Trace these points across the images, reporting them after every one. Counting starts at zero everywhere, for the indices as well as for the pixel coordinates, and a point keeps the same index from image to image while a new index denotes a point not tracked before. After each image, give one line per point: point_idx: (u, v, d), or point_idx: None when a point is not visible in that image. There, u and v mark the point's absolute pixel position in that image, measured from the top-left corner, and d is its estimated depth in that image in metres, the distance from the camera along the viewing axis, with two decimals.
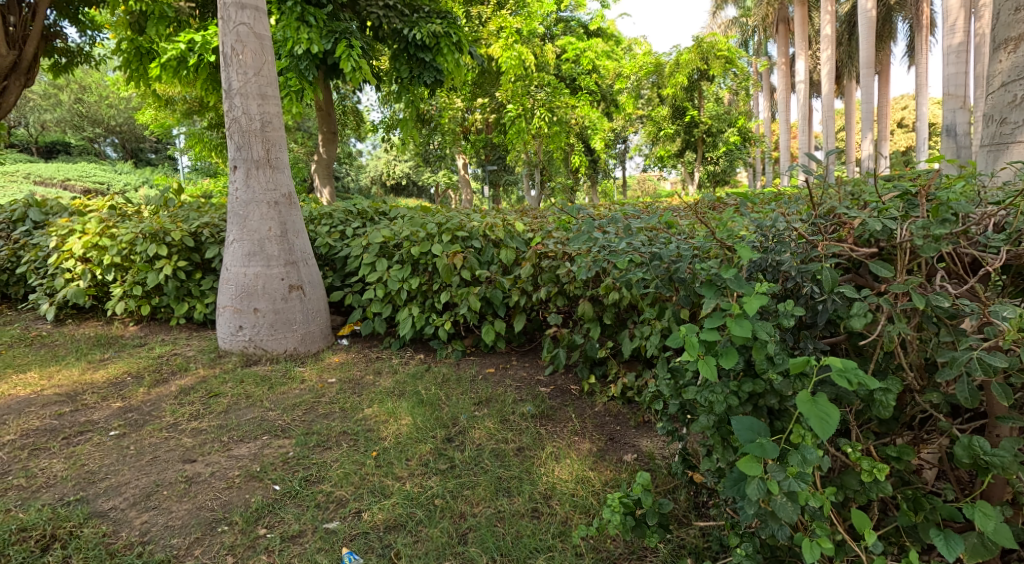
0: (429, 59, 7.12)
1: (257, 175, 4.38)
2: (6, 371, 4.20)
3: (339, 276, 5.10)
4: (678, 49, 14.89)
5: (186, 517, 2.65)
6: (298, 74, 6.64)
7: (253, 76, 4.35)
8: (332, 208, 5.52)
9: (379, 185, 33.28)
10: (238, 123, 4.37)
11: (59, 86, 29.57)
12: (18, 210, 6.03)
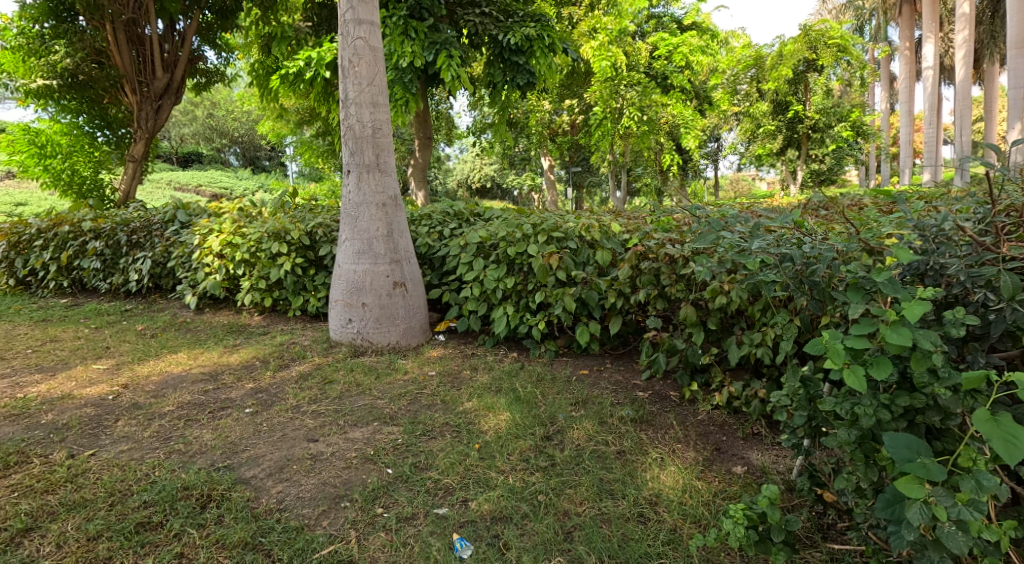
0: (523, 62, 7.10)
1: (368, 179, 4.63)
2: (160, 352, 4.70)
3: (436, 274, 5.20)
4: (782, 40, 14.01)
5: (314, 490, 2.85)
6: (402, 87, 6.77)
7: (366, 86, 4.59)
8: (430, 209, 5.67)
9: (466, 189, 34.02)
10: (351, 131, 4.62)
11: (195, 104, 32.89)
12: (169, 213, 6.75)
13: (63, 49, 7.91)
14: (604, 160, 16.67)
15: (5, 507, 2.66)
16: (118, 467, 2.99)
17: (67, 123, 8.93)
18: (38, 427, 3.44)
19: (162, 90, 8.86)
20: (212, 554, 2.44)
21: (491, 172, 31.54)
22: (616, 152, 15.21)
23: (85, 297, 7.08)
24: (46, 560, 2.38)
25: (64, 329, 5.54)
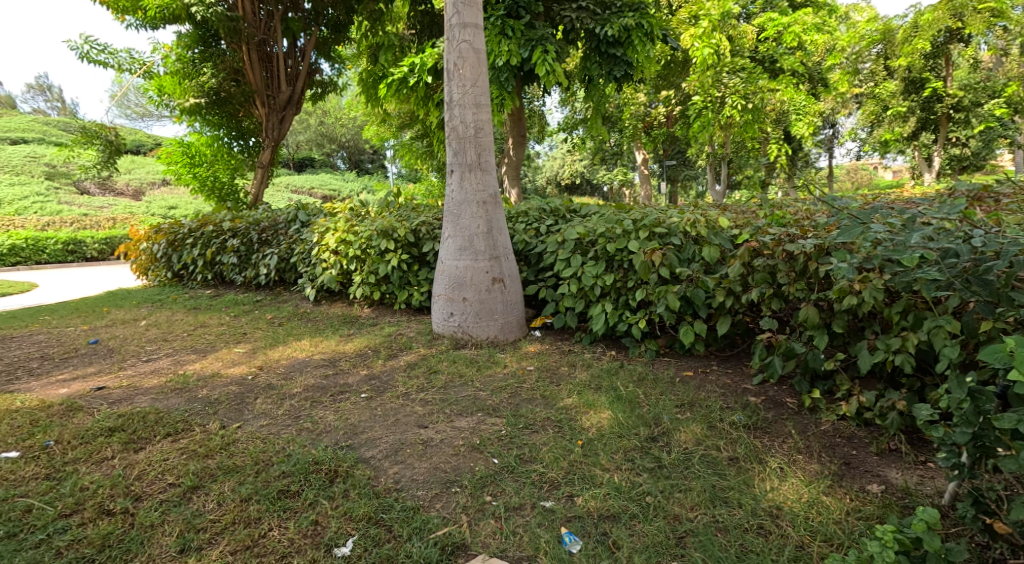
0: (620, 54, 6.97)
1: (469, 178, 4.58)
2: (287, 339, 5.07)
3: (532, 271, 5.08)
4: (914, 10, 12.54)
5: (427, 474, 2.96)
6: (498, 86, 6.77)
7: (470, 87, 4.51)
8: (527, 206, 5.57)
9: (553, 186, 33.82)
10: (455, 131, 4.58)
11: (309, 113, 35.15)
12: (292, 214, 7.30)
13: (209, 70, 8.66)
14: (703, 153, 15.93)
15: (173, 467, 3.00)
16: (261, 439, 3.28)
17: (207, 135, 9.53)
18: (193, 401, 3.84)
19: (285, 101, 9.48)
20: (341, 525, 2.61)
21: (581, 168, 30.98)
22: (719, 142, 14.57)
23: (223, 288, 7.79)
24: (207, 516, 2.67)
25: (209, 316, 6.15)
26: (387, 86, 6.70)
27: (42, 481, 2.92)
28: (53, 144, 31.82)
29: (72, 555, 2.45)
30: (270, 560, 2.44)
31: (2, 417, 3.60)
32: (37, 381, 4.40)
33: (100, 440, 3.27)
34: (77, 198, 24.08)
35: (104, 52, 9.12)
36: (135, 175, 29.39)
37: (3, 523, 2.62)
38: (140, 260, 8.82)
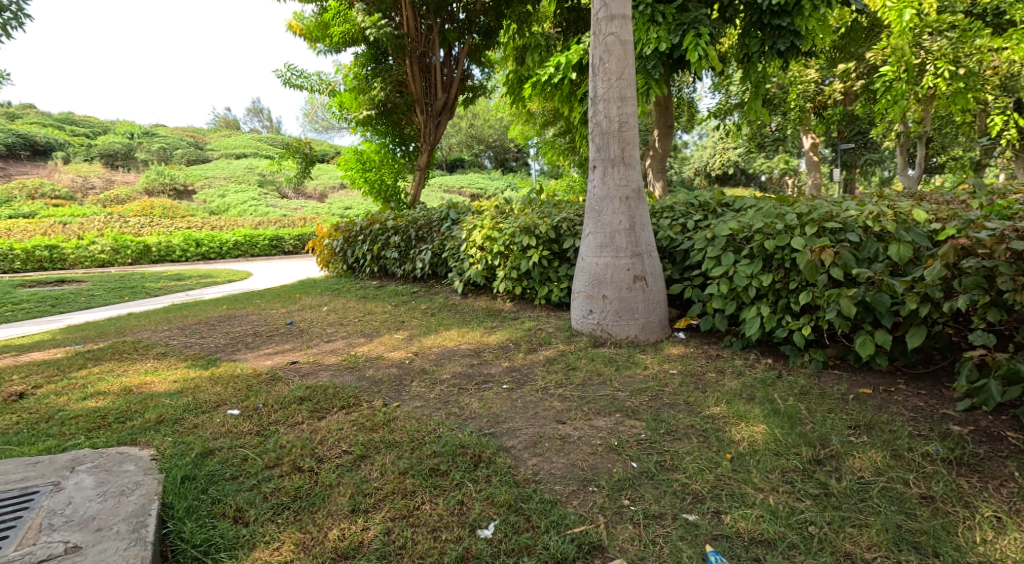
0: (787, 25, 6.20)
1: (612, 173, 4.43)
2: (439, 328, 5.32)
3: (677, 269, 4.81)
4: None
5: (566, 469, 2.93)
6: (645, 75, 6.50)
7: (615, 80, 4.36)
8: (673, 200, 5.28)
9: (705, 176, 32.09)
10: (599, 127, 4.45)
11: (461, 116, 36.82)
12: (444, 211, 7.63)
13: (379, 84, 9.08)
14: (893, 132, 14.05)
15: (345, 437, 3.26)
16: (415, 419, 3.46)
17: (376, 142, 10.17)
18: (361, 379, 4.19)
19: (441, 107, 9.80)
20: (484, 509, 2.67)
21: (736, 157, 29.00)
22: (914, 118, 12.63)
23: (387, 280, 8.35)
24: (372, 483, 2.86)
25: (375, 304, 6.66)
26: (532, 86, 6.56)
27: (256, 436, 3.32)
28: (260, 156, 36.80)
29: (272, 502, 2.75)
30: (423, 532, 2.56)
31: (228, 381, 4.21)
32: (252, 352, 5.11)
33: (295, 406, 3.68)
34: (279, 202, 27.65)
35: (300, 77, 10.23)
36: (319, 179, 33.00)
37: (229, 466, 3.01)
38: (323, 254, 9.88)
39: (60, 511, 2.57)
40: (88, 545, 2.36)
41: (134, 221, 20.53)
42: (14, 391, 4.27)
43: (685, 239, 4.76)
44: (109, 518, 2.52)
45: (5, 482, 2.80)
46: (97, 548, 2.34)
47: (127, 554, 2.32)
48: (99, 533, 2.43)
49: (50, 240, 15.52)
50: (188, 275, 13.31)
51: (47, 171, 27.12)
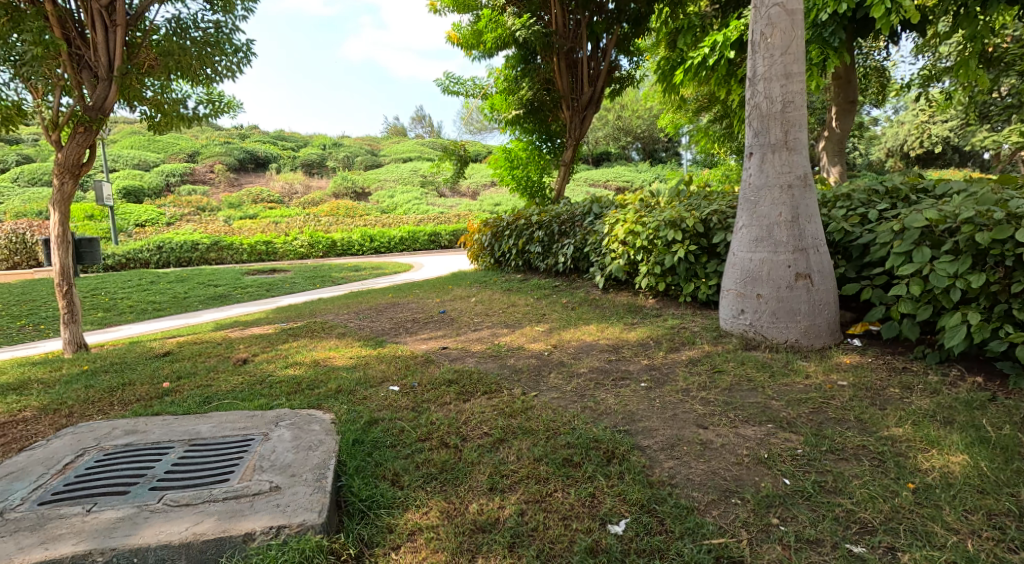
0: None
1: (773, 159, 4.03)
2: (578, 322, 5.23)
3: (853, 266, 4.27)
4: None
5: (705, 475, 2.71)
6: (821, 45, 5.86)
7: (779, 56, 3.95)
8: (852, 187, 4.70)
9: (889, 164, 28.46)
10: (758, 109, 4.07)
11: (609, 109, 36.43)
12: (587, 206, 7.52)
13: (527, 83, 9.29)
14: None
15: (486, 420, 3.31)
16: (552, 409, 3.41)
17: (524, 140, 10.32)
18: (503, 366, 4.24)
19: (587, 100, 9.42)
20: (615, 504, 2.56)
21: (928, 142, 25.33)
22: None
23: (531, 274, 8.39)
24: (510, 465, 2.86)
25: (519, 297, 6.73)
26: (684, 71, 6.19)
27: (410, 411, 3.49)
28: (422, 158, 39.24)
29: (423, 471, 2.84)
30: (554, 517, 2.51)
31: (390, 360, 4.51)
32: (410, 337, 5.42)
33: (443, 388, 3.82)
34: (436, 199, 29.28)
35: (458, 84, 10.64)
36: (472, 178, 34.47)
37: (388, 435, 3.18)
38: (473, 248, 10.27)
39: (267, 456, 2.79)
40: (284, 487, 2.53)
41: (323, 219, 23.10)
42: (241, 356, 4.94)
43: (864, 232, 4.20)
44: (300, 466, 2.69)
45: (229, 429, 3.12)
46: (290, 490, 2.50)
47: (312, 499, 2.46)
48: (293, 478, 2.60)
49: (261, 237, 18.15)
50: (364, 266, 14.64)
51: (265, 179, 31.87)
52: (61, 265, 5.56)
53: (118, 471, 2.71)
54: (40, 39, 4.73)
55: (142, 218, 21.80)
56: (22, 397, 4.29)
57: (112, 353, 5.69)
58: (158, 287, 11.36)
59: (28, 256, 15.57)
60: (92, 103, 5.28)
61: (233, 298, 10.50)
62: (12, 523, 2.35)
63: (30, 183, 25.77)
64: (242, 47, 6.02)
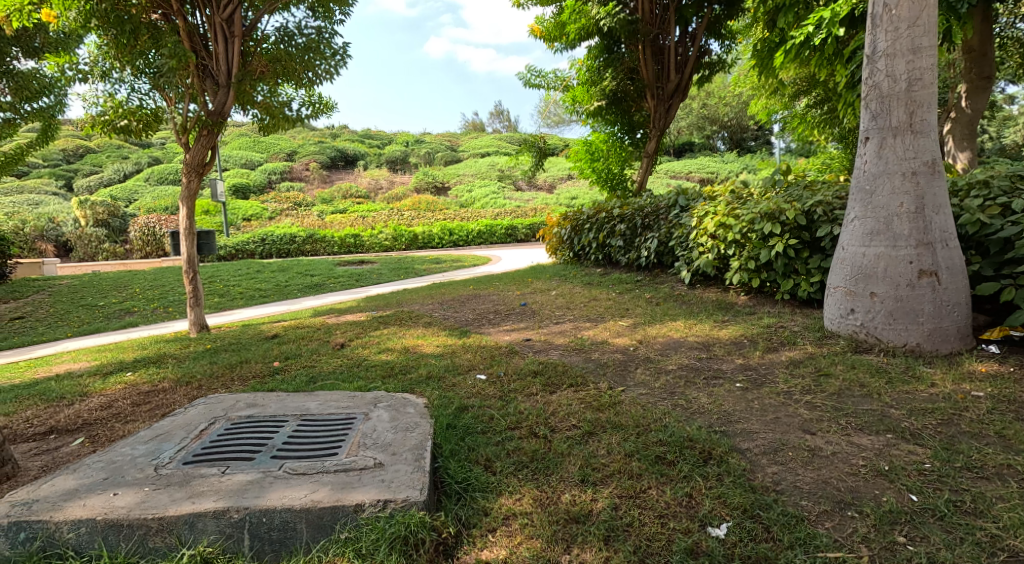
0: None
1: (894, 144, 3.70)
2: (664, 318, 5.05)
3: (990, 263, 3.85)
4: None
5: (815, 484, 2.53)
6: (945, 12, 5.31)
7: (905, 29, 3.61)
8: (988, 174, 4.25)
9: None
10: (878, 89, 3.76)
11: (694, 97, 35.29)
12: (672, 198, 7.26)
13: (610, 74, 9.13)
14: None
15: (574, 413, 3.26)
16: (641, 405, 3.31)
17: (605, 132, 10.13)
18: (588, 360, 4.16)
19: (673, 89, 9.11)
20: (715, 507, 2.44)
21: None
22: None
23: (611, 268, 8.20)
24: (600, 459, 2.80)
25: (600, 291, 6.59)
26: (784, 52, 5.83)
27: (498, 400, 3.50)
28: (499, 153, 39.42)
29: (514, 459, 2.85)
30: (650, 515, 2.43)
31: (476, 350, 4.54)
32: (494, 327, 5.45)
33: (529, 379, 3.80)
34: (515, 193, 29.43)
35: (539, 77, 10.58)
36: (550, 171, 34.41)
37: (479, 421, 3.21)
38: (552, 242, 10.19)
39: (369, 434, 2.86)
40: (386, 464, 2.57)
41: (406, 214, 23.67)
42: (337, 342, 5.13)
43: (1005, 224, 3.78)
44: (400, 445, 2.74)
45: (333, 408, 3.23)
46: (392, 467, 2.54)
47: (413, 477, 2.48)
48: (394, 456, 2.64)
49: (350, 230, 18.93)
50: (445, 258, 14.93)
51: (353, 174, 33.19)
52: (188, 255, 6.07)
53: (241, 440, 2.84)
54: (175, 53, 5.15)
55: (247, 212, 23.32)
56: (159, 370, 4.72)
57: (229, 334, 6.13)
58: (264, 276, 12.08)
59: (155, 246, 17.11)
60: (214, 109, 5.69)
61: (327, 287, 10.98)
62: (164, 478, 2.49)
63: (155, 181, 28.28)
64: (340, 50, 6.25)
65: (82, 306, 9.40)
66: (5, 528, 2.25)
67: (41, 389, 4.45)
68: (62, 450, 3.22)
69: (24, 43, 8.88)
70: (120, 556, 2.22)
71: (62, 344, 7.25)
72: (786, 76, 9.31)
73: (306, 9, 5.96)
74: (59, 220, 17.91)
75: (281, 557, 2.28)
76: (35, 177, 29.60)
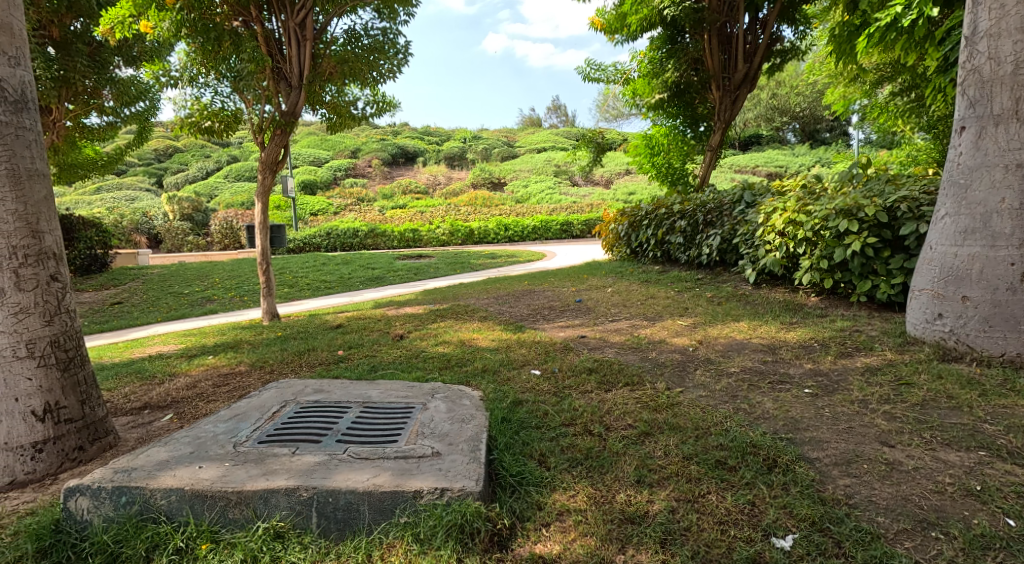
0: None
1: (994, 133, 3.42)
2: (726, 318, 4.84)
3: None
4: None
5: (893, 500, 2.35)
6: None
7: (1012, 7, 3.35)
8: None
9: None
10: (978, 73, 3.49)
11: (763, 87, 34.04)
12: (738, 193, 6.97)
13: (673, 65, 8.81)
14: None
15: (630, 412, 3.16)
16: (701, 407, 3.17)
17: (666, 126, 9.89)
18: (645, 360, 4.03)
19: (741, 80, 8.73)
20: (780, 517, 2.30)
21: None
22: None
23: (670, 266, 7.97)
24: (657, 460, 2.69)
25: (658, 289, 6.42)
26: (867, 36, 5.44)
27: (552, 396, 3.44)
28: (557, 148, 39.03)
29: (568, 455, 2.78)
30: (709, 520, 2.31)
31: (530, 345, 4.49)
32: (548, 324, 5.38)
33: (584, 376, 3.71)
34: (572, 189, 29.19)
35: (599, 71, 10.40)
36: (609, 166, 33.96)
37: (533, 416, 3.16)
38: (609, 238, 10.00)
39: (427, 424, 2.85)
40: (443, 453, 2.55)
41: (463, 209, 23.83)
42: (396, 333, 5.20)
43: None
44: (456, 436, 2.71)
45: (393, 396, 3.25)
46: (449, 457, 2.52)
47: (469, 468, 2.45)
48: (451, 446, 2.62)
49: (409, 225, 19.22)
50: (501, 254, 14.96)
51: (414, 171, 33.78)
52: (262, 248, 6.29)
53: (308, 423, 2.88)
54: (253, 57, 5.32)
55: (314, 207, 24.13)
56: (235, 355, 4.91)
57: (298, 323, 6.32)
58: (329, 268, 12.44)
59: (233, 239, 17.96)
60: (287, 109, 5.83)
61: (387, 280, 11.18)
62: (241, 455, 2.55)
63: (233, 178, 29.68)
64: (403, 50, 6.32)
65: (171, 293, 9.96)
66: (109, 491, 2.32)
67: (136, 368, 4.73)
68: (154, 425, 3.38)
69: (124, 52, 9.49)
70: (204, 525, 2.28)
71: (152, 327, 7.67)
72: (867, 60, 8.72)
73: (372, 11, 6.06)
74: (151, 215, 19.11)
75: (345, 537, 2.29)
76: (128, 175, 31.71)
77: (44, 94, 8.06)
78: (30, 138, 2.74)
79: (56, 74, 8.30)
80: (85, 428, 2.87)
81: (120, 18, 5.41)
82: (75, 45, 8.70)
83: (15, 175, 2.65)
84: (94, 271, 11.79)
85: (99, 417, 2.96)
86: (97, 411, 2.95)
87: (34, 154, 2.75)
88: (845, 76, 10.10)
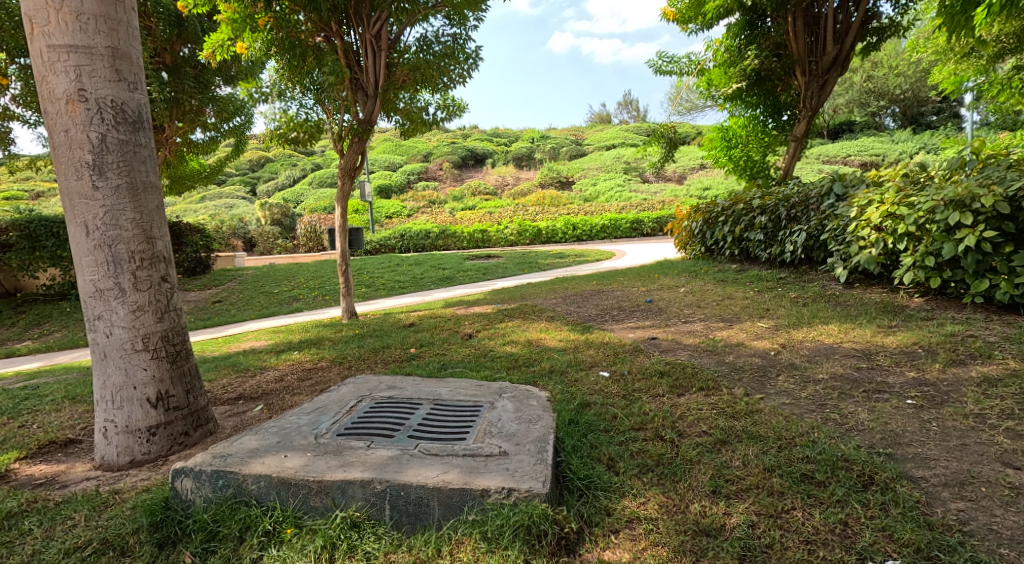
0: None
1: None
2: (813, 321, 4.59)
3: None
4: None
5: (1019, 530, 2.16)
6: None
7: None
8: None
9: None
10: None
11: (855, 69, 32.04)
12: (826, 185, 6.57)
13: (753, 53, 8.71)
14: None
15: (705, 418, 3.05)
16: (784, 416, 3.01)
17: (744, 116, 9.52)
18: (721, 363, 3.88)
19: (830, 63, 8.16)
20: (877, 541, 2.16)
21: None
22: None
23: (748, 264, 7.65)
24: (735, 470, 2.58)
25: (735, 289, 6.17)
26: (987, 6, 4.43)
27: (622, 399, 3.37)
28: (628, 144, 38.41)
29: (638, 461, 2.72)
30: (795, 539, 2.21)
31: (599, 346, 4.42)
32: (617, 324, 5.29)
33: (655, 379, 3.62)
34: (642, 185, 28.61)
35: (671, 63, 10.11)
36: (682, 162, 33.03)
37: (601, 419, 3.11)
38: (682, 236, 9.71)
39: (495, 424, 2.86)
40: (511, 453, 2.55)
41: (532, 209, 23.85)
42: (465, 332, 5.25)
43: None
44: (524, 436, 2.70)
45: (462, 395, 3.28)
46: (516, 457, 2.51)
47: (537, 469, 2.43)
48: (519, 446, 2.61)
49: (479, 226, 19.44)
50: (569, 253, 14.87)
51: (484, 172, 34.17)
52: (341, 250, 6.50)
53: (382, 418, 2.96)
54: (335, 70, 5.45)
55: (390, 210, 24.90)
56: (318, 351, 5.12)
57: (375, 321, 6.51)
58: (403, 268, 12.76)
59: (316, 242, 18.79)
60: (364, 117, 6.05)
61: (457, 280, 11.36)
62: (322, 446, 2.65)
63: (316, 184, 31.05)
64: (472, 54, 6.39)
65: (262, 293, 10.54)
66: (209, 474, 2.47)
67: (231, 361, 5.01)
68: (247, 414, 3.56)
69: (224, 72, 10.07)
70: (289, 510, 2.38)
71: (246, 324, 8.15)
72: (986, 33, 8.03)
73: (442, 18, 6.14)
74: (245, 222, 20.37)
75: (416, 530, 2.33)
76: (225, 185, 33.94)
77: (158, 114, 8.73)
78: (145, 153, 2.94)
79: (169, 96, 9.00)
80: (189, 415, 3.06)
81: (220, 41, 5.72)
82: (184, 68, 9.35)
83: (133, 188, 2.86)
84: (197, 273, 12.64)
85: (202, 406, 3.15)
86: (200, 400, 3.14)
87: (148, 168, 2.94)
88: (958, 51, 9.30)
